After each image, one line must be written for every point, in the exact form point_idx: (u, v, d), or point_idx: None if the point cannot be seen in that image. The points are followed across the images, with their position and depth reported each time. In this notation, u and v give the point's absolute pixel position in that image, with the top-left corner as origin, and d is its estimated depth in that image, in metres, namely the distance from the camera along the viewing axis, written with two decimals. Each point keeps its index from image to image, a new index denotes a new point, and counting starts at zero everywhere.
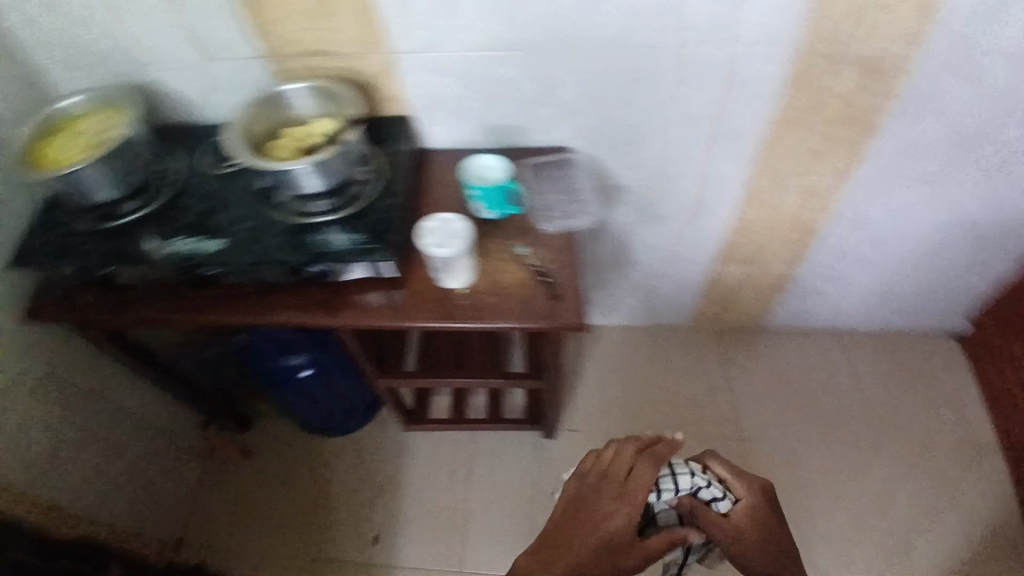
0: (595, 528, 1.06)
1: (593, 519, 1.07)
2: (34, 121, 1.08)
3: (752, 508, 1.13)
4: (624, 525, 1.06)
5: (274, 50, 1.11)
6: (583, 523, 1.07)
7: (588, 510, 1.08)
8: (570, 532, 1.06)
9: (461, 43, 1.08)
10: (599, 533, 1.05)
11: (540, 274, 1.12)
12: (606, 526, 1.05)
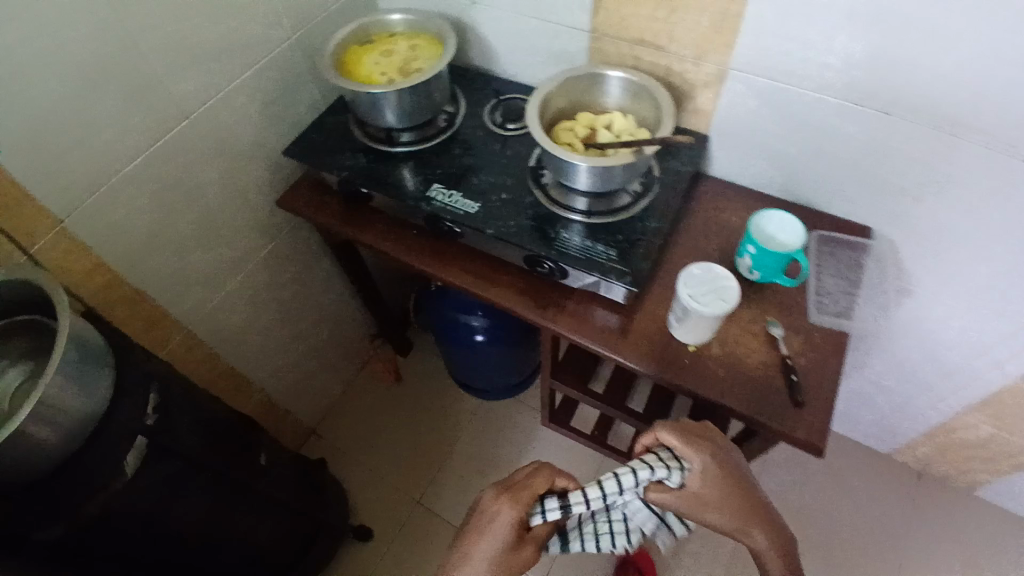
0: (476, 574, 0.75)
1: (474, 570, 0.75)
2: (355, 25, 1.12)
3: (729, 514, 0.77)
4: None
5: (607, 26, 1.06)
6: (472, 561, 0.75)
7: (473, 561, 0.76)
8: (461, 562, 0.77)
9: (827, 83, 0.96)
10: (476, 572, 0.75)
11: (789, 366, 0.94)
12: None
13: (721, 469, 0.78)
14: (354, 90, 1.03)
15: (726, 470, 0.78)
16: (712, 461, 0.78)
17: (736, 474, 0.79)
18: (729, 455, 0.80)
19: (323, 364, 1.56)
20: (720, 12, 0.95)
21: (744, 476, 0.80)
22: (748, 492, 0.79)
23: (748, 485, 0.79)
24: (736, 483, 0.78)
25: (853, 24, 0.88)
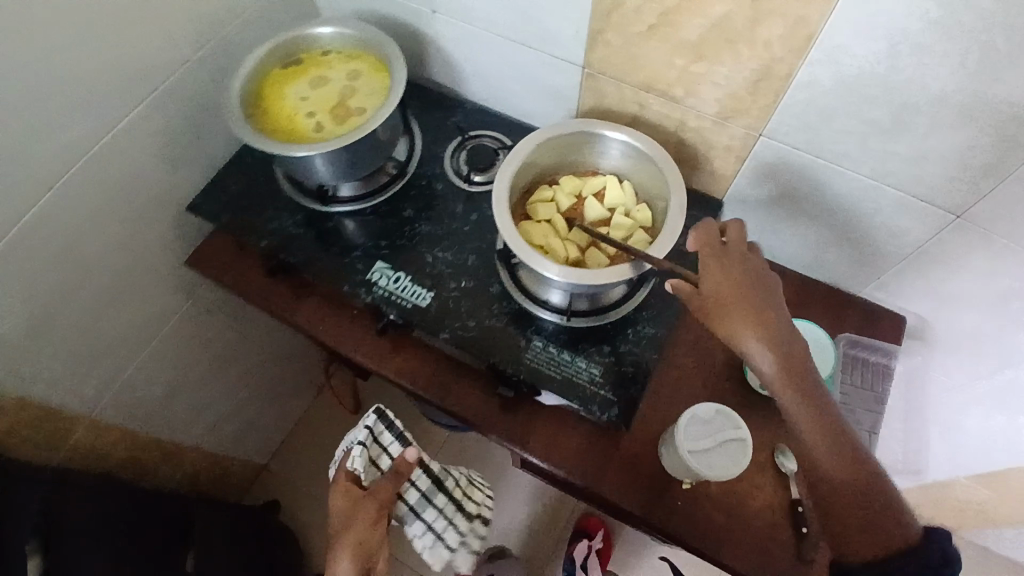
0: (343, 553, 0.76)
1: (341, 555, 0.76)
2: (271, 45, 0.86)
3: (778, 367, 0.62)
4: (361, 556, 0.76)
5: (606, 64, 0.81)
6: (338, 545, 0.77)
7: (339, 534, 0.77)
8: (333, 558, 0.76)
9: (892, 175, 0.73)
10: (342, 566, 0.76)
11: (801, 515, 0.77)
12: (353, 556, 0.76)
13: (738, 299, 0.64)
14: (268, 151, 0.78)
15: (740, 303, 0.64)
16: (731, 289, 0.65)
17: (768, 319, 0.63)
18: (766, 297, 0.64)
19: (272, 400, 1.41)
20: (759, 71, 0.70)
21: (786, 323, 0.64)
22: (795, 355, 0.62)
23: (796, 344, 0.63)
24: (768, 329, 0.63)
25: (944, 115, 0.64)
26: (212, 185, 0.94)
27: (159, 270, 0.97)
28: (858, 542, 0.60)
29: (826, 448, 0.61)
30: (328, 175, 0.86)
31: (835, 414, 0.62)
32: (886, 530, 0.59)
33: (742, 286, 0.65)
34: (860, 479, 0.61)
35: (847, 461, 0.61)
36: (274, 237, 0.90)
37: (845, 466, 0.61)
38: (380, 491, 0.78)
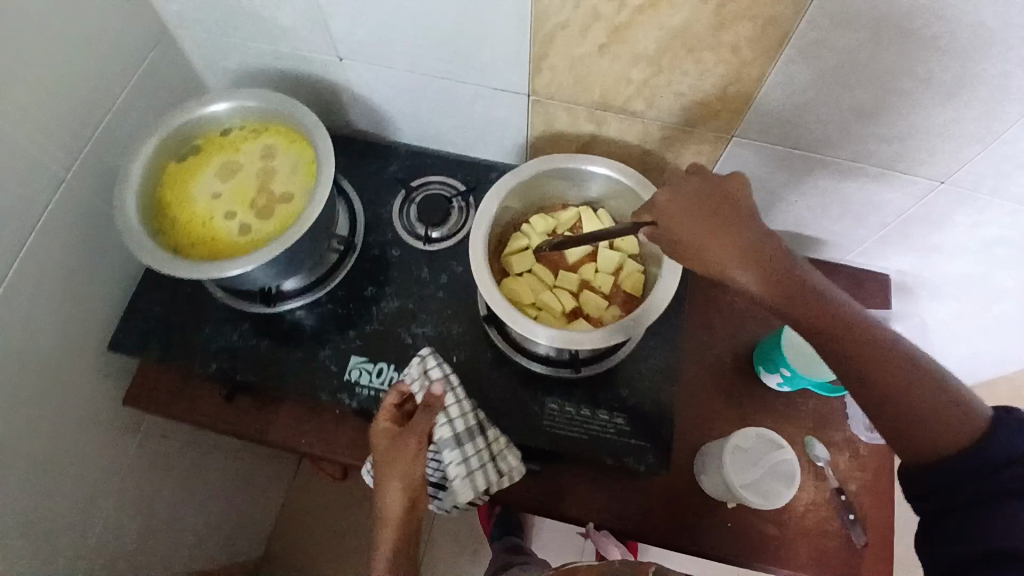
0: (385, 514, 0.62)
1: (391, 485, 0.62)
2: (160, 140, 0.71)
3: (756, 279, 0.55)
4: (411, 485, 0.62)
5: (554, 89, 0.72)
6: (384, 481, 0.62)
7: (385, 471, 0.63)
8: (386, 492, 0.62)
9: (874, 154, 0.70)
10: (394, 496, 0.62)
11: (845, 503, 0.77)
12: (404, 485, 0.62)
13: (696, 233, 0.57)
14: (194, 278, 0.66)
15: (699, 233, 0.57)
16: (690, 223, 0.58)
17: (733, 237, 0.56)
18: (729, 215, 0.57)
19: (255, 495, 1.27)
20: (728, 76, 0.64)
21: (756, 233, 0.56)
22: (767, 261, 0.55)
23: (775, 253, 0.55)
24: (734, 254, 0.55)
25: (929, 94, 0.61)
26: (130, 312, 0.80)
27: (99, 424, 0.82)
28: (920, 440, 0.50)
29: (844, 347, 0.52)
30: (271, 278, 0.74)
31: (843, 309, 0.53)
32: (941, 418, 0.49)
33: (697, 214, 0.58)
34: (895, 371, 0.51)
35: (870, 354, 0.51)
36: (225, 357, 0.78)
37: (874, 361, 0.51)
38: (417, 427, 0.64)
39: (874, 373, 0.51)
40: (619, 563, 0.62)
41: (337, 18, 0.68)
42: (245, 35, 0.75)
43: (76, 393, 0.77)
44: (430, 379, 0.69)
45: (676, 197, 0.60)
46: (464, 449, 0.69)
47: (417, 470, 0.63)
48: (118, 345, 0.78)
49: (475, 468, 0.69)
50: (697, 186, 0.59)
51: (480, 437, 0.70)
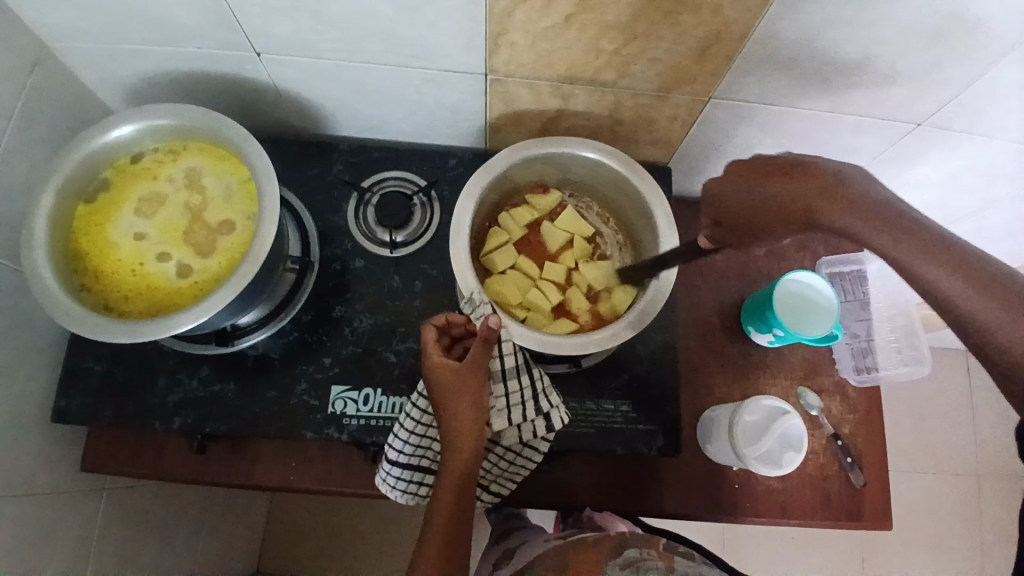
0: (450, 446, 0.58)
1: (454, 416, 0.57)
2: (58, 182, 0.59)
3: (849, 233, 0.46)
4: (475, 415, 0.58)
5: (515, 66, 0.64)
6: (444, 410, 0.57)
7: (444, 401, 0.58)
8: (450, 423, 0.57)
9: (853, 103, 0.67)
10: (458, 428, 0.57)
11: (842, 447, 0.79)
12: (469, 416, 0.57)
13: (751, 201, 0.50)
14: (138, 341, 0.56)
15: (755, 201, 0.50)
16: (744, 189, 0.50)
17: (796, 185, 0.48)
18: (793, 174, 0.48)
19: (241, 518, 1.20)
20: (707, 38, 0.59)
21: (829, 168, 0.47)
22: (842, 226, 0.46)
23: (851, 188, 0.46)
24: (786, 213, 0.48)
25: (916, 41, 0.57)
26: (68, 376, 0.70)
27: (72, 501, 0.73)
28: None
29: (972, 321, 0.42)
30: (226, 320, 0.65)
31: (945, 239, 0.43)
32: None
33: (752, 185, 0.50)
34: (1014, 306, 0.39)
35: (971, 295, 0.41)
36: (190, 409, 0.70)
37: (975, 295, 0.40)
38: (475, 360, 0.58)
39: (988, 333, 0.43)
40: (633, 534, 0.70)
41: (252, 10, 0.57)
42: (140, 37, 0.62)
43: (35, 477, 0.67)
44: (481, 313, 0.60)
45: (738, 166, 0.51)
46: (510, 386, 0.63)
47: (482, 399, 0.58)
48: (62, 416, 0.68)
49: (522, 414, 0.64)
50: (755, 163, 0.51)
51: (528, 373, 0.64)
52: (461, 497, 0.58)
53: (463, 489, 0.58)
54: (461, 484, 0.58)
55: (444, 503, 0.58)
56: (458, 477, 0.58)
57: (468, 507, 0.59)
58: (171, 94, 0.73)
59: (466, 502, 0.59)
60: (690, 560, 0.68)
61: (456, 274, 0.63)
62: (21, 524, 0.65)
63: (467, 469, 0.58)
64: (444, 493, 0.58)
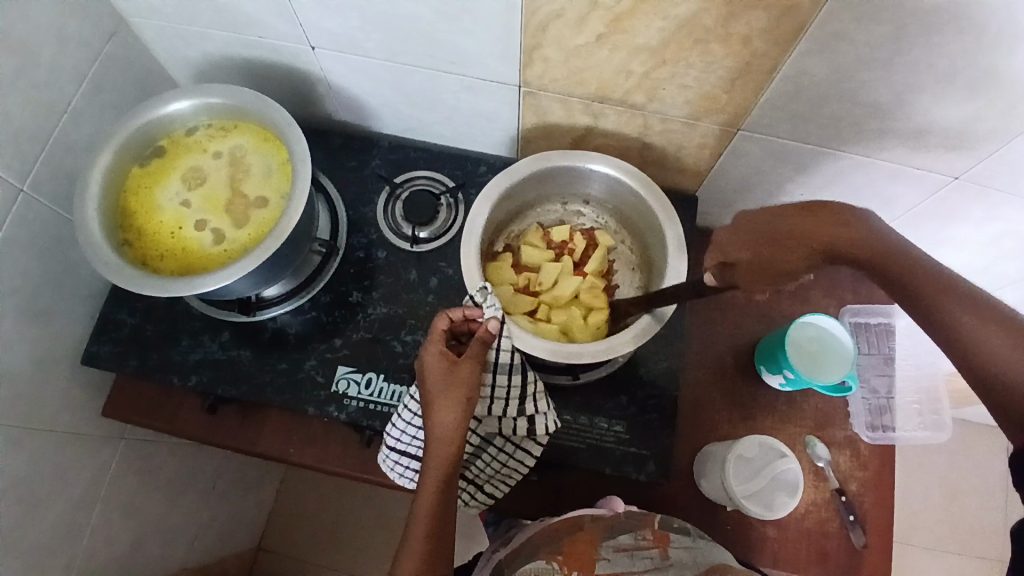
0: (435, 442, 0.58)
1: (442, 410, 0.58)
2: (116, 144, 0.66)
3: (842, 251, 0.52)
4: (466, 411, 0.58)
5: (548, 81, 0.66)
6: (435, 405, 0.58)
7: (435, 396, 0.58)
8: (434, 416, 0.58)
9: (888, 150, 0.66)
10: (447, 424, 0.57)
11: (846, 504, 0.76)
12: (458, 413, 0.57)
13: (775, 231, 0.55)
14: (163, 296, 0.60)
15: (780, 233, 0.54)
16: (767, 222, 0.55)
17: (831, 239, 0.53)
18: (825, 217, 0.53)
19: (250, 490, 1.23)
20: (736, 68, 0.59)
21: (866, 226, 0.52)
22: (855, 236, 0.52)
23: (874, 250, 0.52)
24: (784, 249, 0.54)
25: (952, 90, 0.56)
26: (104, 323, 0.76)
27: (87, 441, 0.78)
28: None
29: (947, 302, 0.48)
30: (248, 291, 0.69)
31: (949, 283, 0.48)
32: None
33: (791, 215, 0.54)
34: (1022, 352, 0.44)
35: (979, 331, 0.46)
36: (206, 369, 0.74)
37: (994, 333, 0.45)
38: (472, 357, 0.59)
39: (986, 328, 0.46)
40: (628, 514, 0.65)
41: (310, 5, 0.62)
42: (210, 21, 0.69)
43: (58, 408, 0.73)
44: (482, 310, 0.61)
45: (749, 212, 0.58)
46: (499, 380, 0.64)
47: (474, 396, 0.58)
48: (92, 359, 0.74)
49: (512, 410, 0.66)
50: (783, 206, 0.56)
51: (520, 374, 0.64)
52: (443, 495, 0.57)
53: (445, 488, 0.57)
54: (444, 483, 0.57)
55: (427, 503, 0.57)
56: (440, 476, 0.57)
57: (450, 507, 0.58)
58: (234, 78, 0.79)
59: (448, 502, 0.58)
60: (689, 537, 0.63)
61: (467, 268, 0.66)
62: (37, 451, 0.70)
63: (450, 466, 0.57)
64: (427, 491, 0.57)
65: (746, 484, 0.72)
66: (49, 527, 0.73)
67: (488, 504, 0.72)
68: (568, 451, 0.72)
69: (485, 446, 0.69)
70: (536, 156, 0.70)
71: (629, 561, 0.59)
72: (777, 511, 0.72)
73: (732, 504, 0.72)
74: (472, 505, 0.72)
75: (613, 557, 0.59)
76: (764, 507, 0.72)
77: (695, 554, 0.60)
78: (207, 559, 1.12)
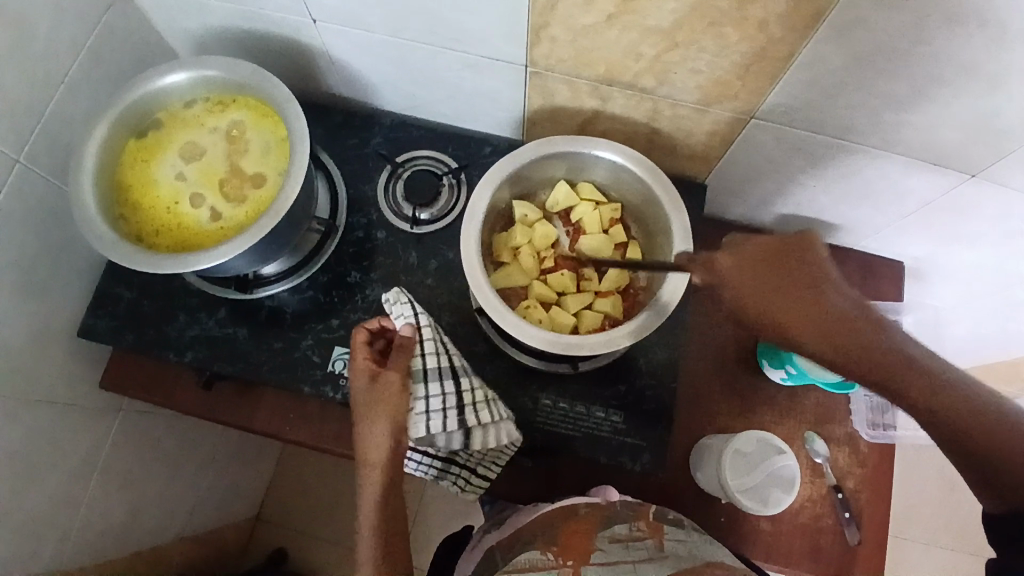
0: (369, 452, 0.63)
1: (371, 425, 0.62)
2: (112, 117, 0.64)
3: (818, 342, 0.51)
4: (395, 421, 0.62)
5: (554, 61, 0.64)
6: (363, 421, 0.63)
7: (363, 413, 0.63)
8: (362, 436, 0.63)
9: (904, 144, 0.63)
10: (378, 437, 0.62)
11: (841, 501, 0.75)
12: (386, 428, 0.62)
13: (757, 293, 0.54)
14: (157, 272, 0.59)
15: (761, 295, 0.54)
16: (748, 285, 0.55)
17: (806, 308, 0.52)
18: (800, 280, 0.54)
19: (249, 463, 1.24)
20: (751, 54, 0.57)
21: (836, 304, 0.52)
22: (838, 321, 0.51)
23: (850, 319, 0.51)
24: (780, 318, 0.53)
25: (974, 85, 0.54)
26: (101, 296, 0.75)
27: (84, 413, 0.78)
28: (1008, 476, 0.46)
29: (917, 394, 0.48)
30: (246, 270, 0.68)
31: (920, 363, 0.49)
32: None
33: (771, 277, 0.55)
34: (997, 436, 0.46)
35: (947, 408, 0.47)
36: (203, 346, 0.74)
37: (959, 417, 0.47)
38: (395, 367, 0.63)
39: (950, 415, 0.47)
40: (622, 504, 0.64)
41: None
42: None
43: (55, 381, 0.73)
44: (395, 318, 0.66)
45: (738, 258, 0.57)
46: (433, 387, 0.65)
47: (402, 407, 0.62)
48: (89, 333, 0.74)
49: (454, 421, 0.66)
50: (769, 247, 0.56)
51: (452, 379, 0.66)
52: (386, 501, 0.63)
53: (386, 495, 0.63)
54: (383, 492, 0.63)
55: (370, 508, 0.63)
56: (377, 488, 0.63)
57: (398, 511, 0.64)
58: (233, 50, 0.77)
59: (390, 508, 0.63)
60: (682, 530, 0.62)
61: (467, 252, 0.65)
62: (34, 423, 0.70)
63: (387, 473, 0.62)
64: (368, 499, 0.63)
65: (744, 479, 0.71)
66: (46, 497, 0.73)
67: (483, 488, 0.72)
68: (564, 439, 0.71)
69: (477, 433, 0.68)
70: (541, 139, 0.68)
71: (623, 550, 0.58)
72: (773, 507, 0.71)
73: (728, 498, 0.72)
74: (467, 491, 0.72)
75: (608, 547, 0.58)
76: (760, 502, 0.71)
77: (688, 546, 0.59)
78: (206, 529, 1.13)
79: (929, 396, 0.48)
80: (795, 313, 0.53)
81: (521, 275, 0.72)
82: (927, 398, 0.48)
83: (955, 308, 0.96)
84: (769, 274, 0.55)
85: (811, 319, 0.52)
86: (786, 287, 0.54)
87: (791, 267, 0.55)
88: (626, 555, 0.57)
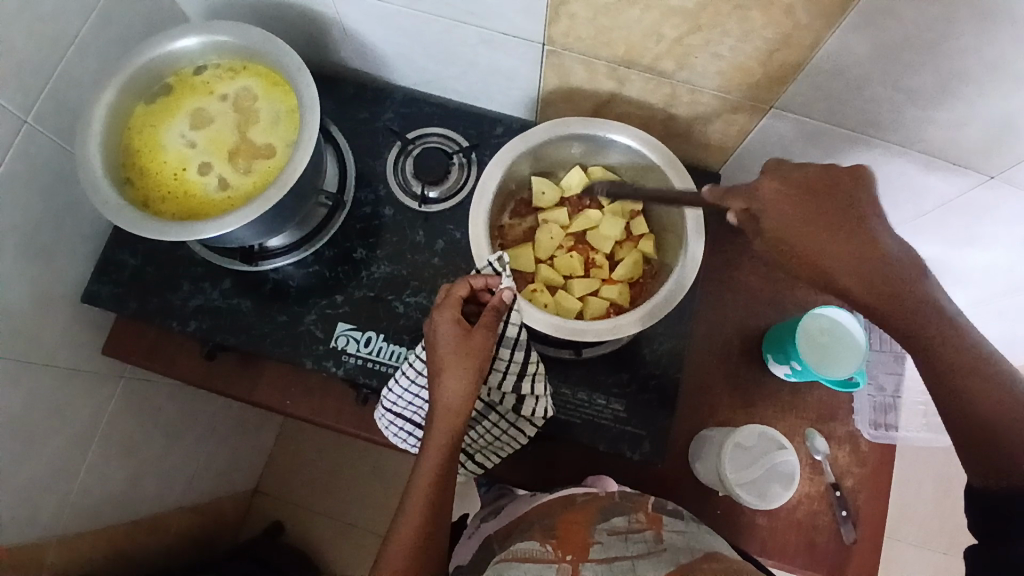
0: (441, 410, 0.57)
1: (448, 378, 0.56)
2: (122, 79, 0.63)
3: (859, 283, 0.49)
4: (475, 379, 0.57)
5: (572, 40, 0.63)
6: (441, 372, 0.57)
7: (444, 363, 0.57)
8: (439, 386, 0.57)
9: (925, 141, 0.62)
10: (451, 392, 0.56)
11: (839, 499, 0.75)
12: (465, 384, 0.56)
13: (799, 225, 0.51)
14: (162, 239, 0.59)
15: (803, 226, 0.50)
16: (795, 215, 0.51)
17: (852, 245, 0.49)
18: (846, 215, 0.50)
19: (249, 436, 1.25)
20: (775, 40, 0.55)
21: (887, 246, 0.49)
22: (884, 268, 0.49)
23: (902, 266, 0.49)
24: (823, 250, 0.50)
25: (1004, 83, 0.52)
26: (106, 262, 0.75)
27: (85, 379, 0.78)
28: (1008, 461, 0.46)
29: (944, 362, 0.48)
30: (252, 241, 0.67)
31: (957, 324, 0.48)
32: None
33: (816, 208, 0.51)
34: (1018, 417, 0.46)
35: (965, 379, 0.47)
36: (206, 316, 0.74)
37: (979, 388, 0.47)
38: (484, 323, 0.57)
39: (968, 385, 0.47)
40: (622, 496, 0.64)
41: None
42: None
43: (58, 346, 0.73)
44: (500, 278, 0.59)
45: (780, 182, 0.52)
46: (508, 355, 0.63)
47: (483, 366, 0.57)
48: (93, 298, 0.74)
49: (511, 386, 0.64)
50: (817, 175, 0.52)
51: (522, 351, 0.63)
52: (444, 469, 0.57)
53: (447, 459, 0.57)
54: (445, 457, 0.57)
55: (426, 470, 0.57)
56: (442, 451, 0.57)
57: (449, 482, 0.58)
58: (246, 17, 0.76)
59: (448, 476, 0.58)
60: (682, 522, 0.61)
61: (478, 233, 0.64)
62: (36, 386, 0.70)
63: (456, 435, 0.57)
64: (426, 464, 0.57)
65: (743, 473, 0.71)
66: (47, 462, 0.73)
67: (477, 472, 0.72)
68: (564, 425, 0.71)
69: (486, 414, 0.67)
70: (555, 120, 0.67)
71: (622, 543, 0.56)
72: (772, 501, 0.71)
73: (726, 491, 0.72)
74: (461, 472, 0.72)
75: (606, 541, 0.57)
76: (758, 497, 0.71)
77: (688, 538, 0.58)
78: (203, 498, 1.14)
79: (955, 359, 0.47)
80: (836, 248, 0.49)
81: (529, 257, 0.71)
82: (951, 367, 0.47)
83: (965, 312, 0.95)
84: (817, 203, 0.51)
85: (856, 256, 0.49)
86: (826, 218, 0.50)
87: (838, 197, 0.51)
88: (628, 548, 0.55)
